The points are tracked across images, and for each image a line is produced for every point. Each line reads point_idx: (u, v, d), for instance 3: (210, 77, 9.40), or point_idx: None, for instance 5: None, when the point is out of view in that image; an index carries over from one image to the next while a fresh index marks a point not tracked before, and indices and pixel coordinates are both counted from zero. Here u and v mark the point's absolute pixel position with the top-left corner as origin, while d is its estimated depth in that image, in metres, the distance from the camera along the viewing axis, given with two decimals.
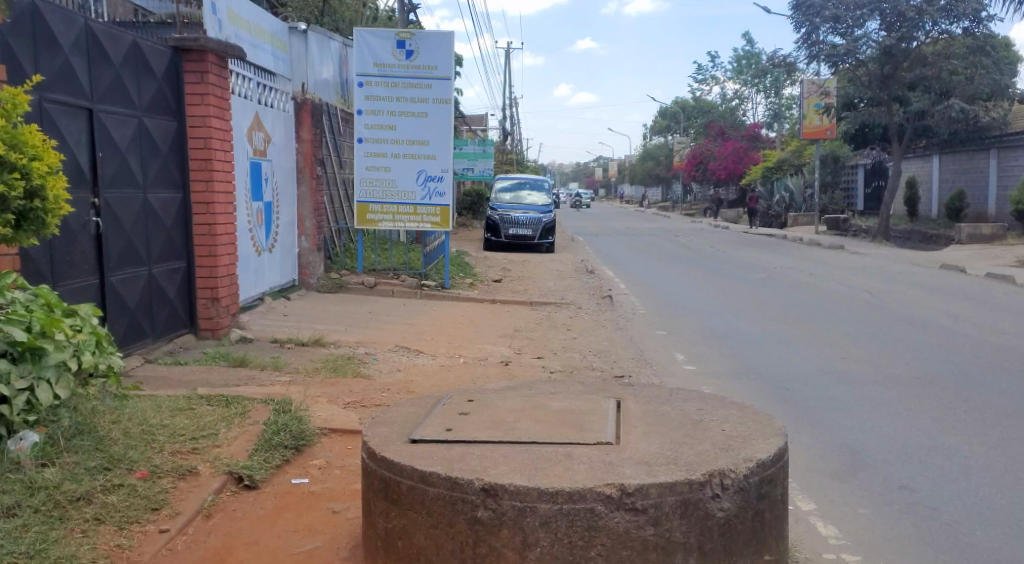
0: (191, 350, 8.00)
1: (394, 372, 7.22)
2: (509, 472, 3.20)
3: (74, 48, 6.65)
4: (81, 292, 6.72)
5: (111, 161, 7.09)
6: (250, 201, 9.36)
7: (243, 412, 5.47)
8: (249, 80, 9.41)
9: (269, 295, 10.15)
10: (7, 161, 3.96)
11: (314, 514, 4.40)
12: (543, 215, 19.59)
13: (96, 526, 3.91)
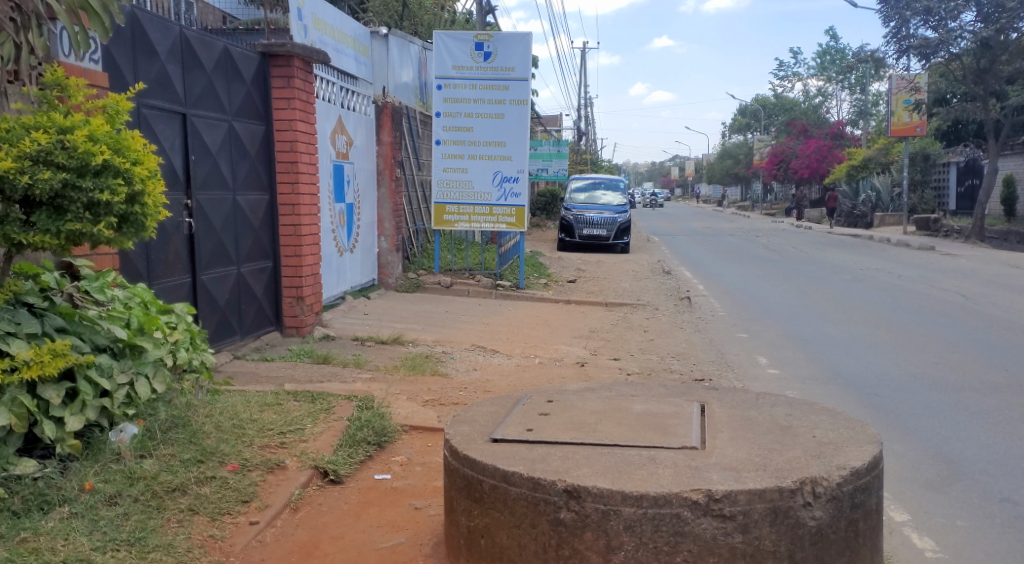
0: (277, 347, 8.22)
1: (472, 371, 7.29)
2: (592, 474, 3.20)
3: (169, 56, 6.91)
4: (174, 290, 6.98)
5: (203, 164, 7.34)
6: (333, 202, 9.56)
7: (327, 407, 5.60)
8: (332, 84, 9.61)
9: (350, 294, 10.35)
10: (112, 166, 4.15)
11: (397, 510, 4.47)
12: (620, 215, 19.48)
13: (190, 517, 4.06)
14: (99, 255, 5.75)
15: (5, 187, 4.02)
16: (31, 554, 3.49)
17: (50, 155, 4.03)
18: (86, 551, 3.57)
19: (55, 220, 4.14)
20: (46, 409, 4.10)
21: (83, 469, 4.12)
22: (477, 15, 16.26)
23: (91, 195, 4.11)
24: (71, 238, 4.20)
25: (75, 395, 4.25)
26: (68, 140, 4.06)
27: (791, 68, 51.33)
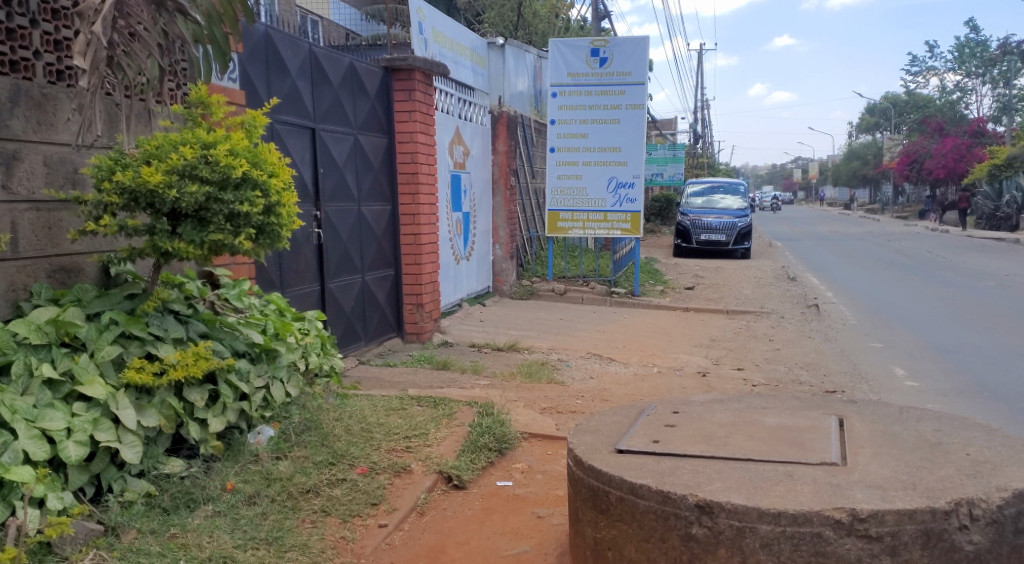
0: (399, 352, 8.41)
1: (588, 380, 7.22)
2: (725, 489, 3.13)
3: (300, 72, 7.19)
4: (304, 298, 7.25)
5: (331, 176, 7.59)
6: (450, 211, 9.70)
7: (450, 413, 5.68)
8: (450, 95, 9.77)
9: (467, 301, 10.49)
10: (250, 178, 4.37)
11: (520, 518, 4.49)
12: (740, 219, 19.04)
13: (323, 518, 4.19)
14: (237, 264, 6.13)
15: (156, 201, 4.26)
16: (180, 549, 3.68)
17: (195, 169, 4.25)
18: (229, 549, 3.73)
19: (199, 231, 4.37)
20: (191, 411, 4.32)
21: (225, 469, 4.31)
22: (592, 21, 16.25)
23: (232, 207, 4.33)
24: (213, 248, 4.43)
25: (216, 398, 4.46)
26: (211, 154, 4.27)
27: (923, 63, 48.95)
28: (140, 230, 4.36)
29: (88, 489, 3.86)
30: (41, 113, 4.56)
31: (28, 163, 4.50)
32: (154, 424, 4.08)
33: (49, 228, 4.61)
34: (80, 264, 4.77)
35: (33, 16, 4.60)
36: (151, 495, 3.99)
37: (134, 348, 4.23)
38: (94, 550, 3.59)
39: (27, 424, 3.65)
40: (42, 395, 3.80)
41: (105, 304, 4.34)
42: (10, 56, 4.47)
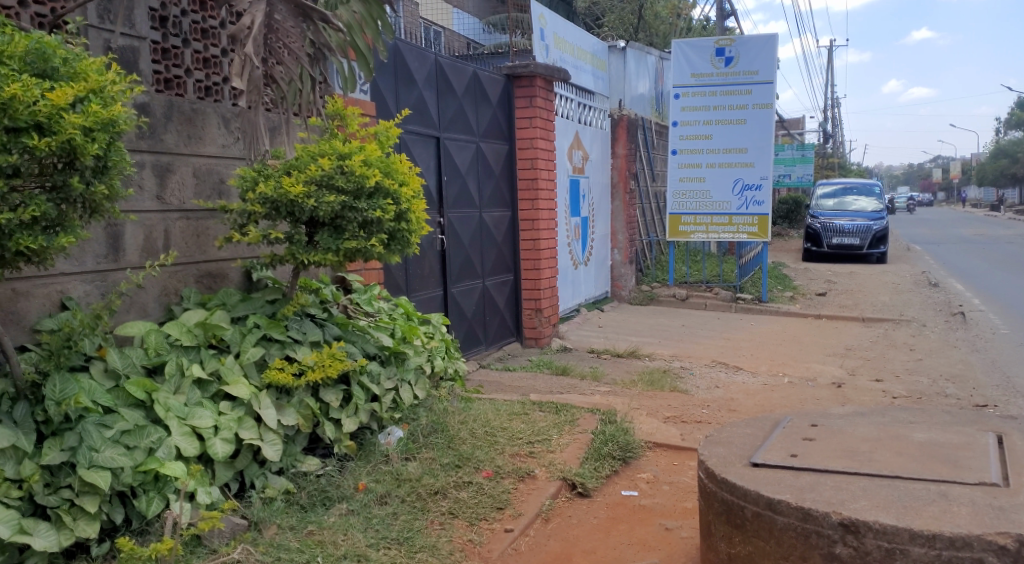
0: (518, 357, 8.47)
1: (714, 389, 7.05)
2: (872, 507, 2.99)
3: (426, 82, 7.35)
4: (429, 302, 7.41)
5: (455, 183, 7.72)
6: (569, 216, 9.69)
7: (572, 419, 5.66)
8: (571, 100, 9.77)
9: (585, 306, 10.46)
10: (383, 187, 4.57)
11: (647, 529, 4.43)
12: (875, 222, 18.29)
13: (451, 520, 4.25)
14: (368, 270, 6.35)
15: (295, 209, 4.48)
16: (316, 546, 3.78)
17: (331, 178, 4.47)
18: (363, 547, 3.82)
19: (335, 238, 4.56)
20: (327, 411, 4.51)
21: (358, 469, 4.46)
22: (716, 21, 15.94)
23: (366, 215, 4.51)
24: (348, 256, 4.61)
25: (349, 399, 4.65)
26: (346, 165, 4.49)
27: None
28: (280, 238, 4.58)
29: (232, 485, 4.04)
30: (192, 128, 4.82)
31: (179, 175, 4.76)
32: (292, 423, 4.27)
33: (197, 236, 4.89)
34: (225, 270, 5.07)
35: (185, 36, 4.86)
36: (290, 492, 4.17)
37: (275, 350, 4.44)
38: (241, 544, 3.72)
39: (179, 421, 3.85)
40: (192, 394, 4.01)
41: (248, 308, 4.62)
42: (165, 74, 4.74)
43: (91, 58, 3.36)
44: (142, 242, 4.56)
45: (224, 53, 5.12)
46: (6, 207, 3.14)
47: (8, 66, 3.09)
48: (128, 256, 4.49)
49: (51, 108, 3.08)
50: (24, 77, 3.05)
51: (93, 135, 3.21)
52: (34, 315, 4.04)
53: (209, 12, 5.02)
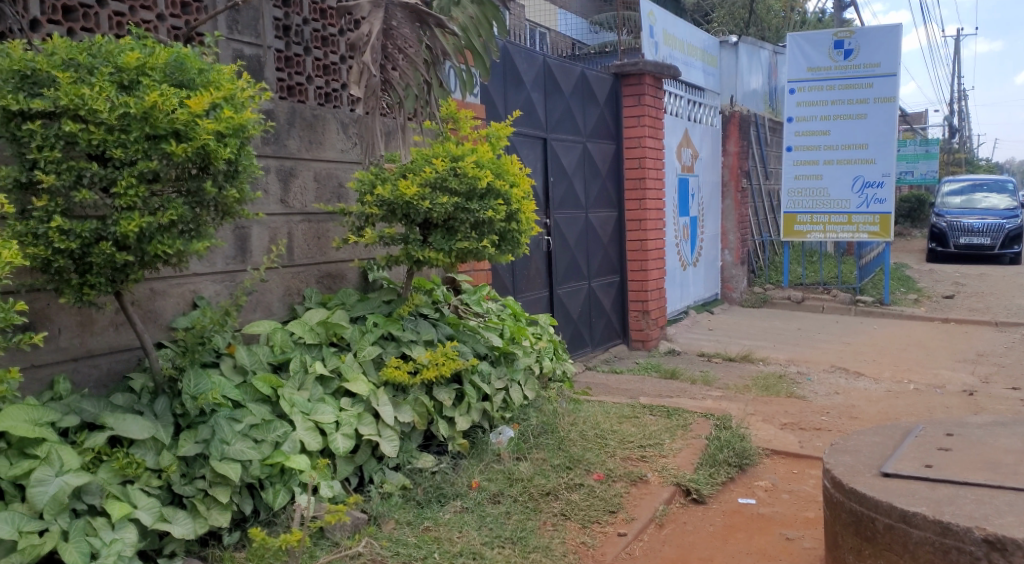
0: (625, 359, 8.38)
1: (833, 396, 6.80)
2: (1019, 523, 2.83)
3: (534, 84, 7.37)
4: (535, 303, 7.42)
5: (561, 184, 7.72)
6: (677, 216, 9.55)
7: (685, 424, 5.56)
8: (680, 98, 9.62)
9: (694, 308, 10.29)
10: (494, 189, 4.65)
11: (767, 539, 4.30)
12: (1007, 221, 17.32)
13: (563, 522, 4.22)
14: (476, 270, 6.44)
15: (410, 211, 4.60)
16: (433, 542, 3.84)
17: (445, 181, 4.57)
18: (477, 546, 3.84)
19: (447, 240, 4.66)
20: (440, 409, 4.63)
21: (471, 467, 4.55)
22: (834, 12, 15.42)
23: (478, 216, 4.60)
24: (460, 256, 4.70)
25: (461, 397, 4.76)
26: (459, 167, 4.58)
27: None
28: (396, 239, 4.71)
29: (353, 479, 4.17)
30: (313, 133, 4.98)
31: (301, 179, 4.93)
32: (408, 419, 4.42)
33: (317, 238, 5.07)
34: (343, 271, 5.27)
35: (307, 44, 5.01)
36: (406, 488, 4.27)
37: (391, 349, 4.62)
38: (366, 538, 3.80)
39: (303, 416, 4.00)
40: (315, 390, 4.17)
41: (366, 308, 4.82)
42: (288, 81, 4.88)
43: (222, 67, 3.51)
44: (267, 243, 4.73)
45: (343, 59, 5.27)
46: (147, 211, 3.29)
47: (151, 77, 3.27)
48: (253, 257, 4.66)
49: (188, 116, 3.23)
50: (164, 87, 3.21)
51: (225, 141, 3.36)
52: (169, 313, 4.23)
53: (329, 20, 5.17)
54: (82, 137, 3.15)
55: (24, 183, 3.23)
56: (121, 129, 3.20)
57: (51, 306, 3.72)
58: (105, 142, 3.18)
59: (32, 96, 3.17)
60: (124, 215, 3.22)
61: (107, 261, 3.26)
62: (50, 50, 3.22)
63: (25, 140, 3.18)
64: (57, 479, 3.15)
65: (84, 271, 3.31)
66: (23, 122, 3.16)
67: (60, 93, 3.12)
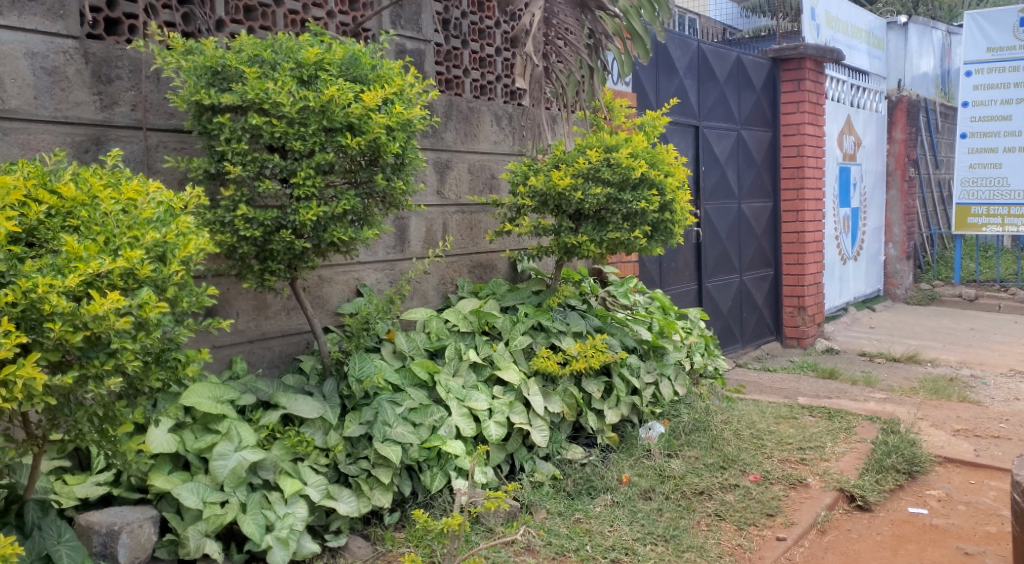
0: (778, 356, 8.10)
1: (1013, 402, 6.32)
2: None
3: (688, 71, 7.21)
4: (683, 297, 7.27)
5: (713, 173, 7.52)
6: (838, 207, 9.12)
7: (848, 427, 5.32)
8: (843, 82, 9.19)
9: (853, 305, 9.82)
10: (648, 179, 4.61)
11: (942, 552, 4.05)
12: None
13: (718, 522, 4.11)
14: (622, 262, 6.40)
15: (563, 202, 4.64)
16: (585, 535, 3.83)
17: (598, 172, 4.57)
18: (629, 541, 3.80)
19: (599, 231, 4.67)
20: (589, 401, 4.67)
21: (620, 461, 4.52)
22: None
23: (630, 207, 4.56)
24: (611, 247, 4.69)
25: (611, 390, 4.79)
26: (612, 157, 4.56)
27: None
28: (548, 230, 4.80)
29: (504, 466, 4.24)
30: (468, 126, 5.08)
31: (456, 171, 5.04)
32: (558, 410, 4.46)
33: (471, 229, 5.18)
34: (495, 261, 5.36)
35: (464, 37, 5.08)
36: (557, 478, 4.30)
37: (541, 339, 4.70)
38: (524, 526, 3.87)
39: (457, 403, 4.10)
40: (468, 377, 4.28)
41: (516, 298, 4.94)
42: (446, 75, 4.98)
43: (391, 64, 3.68)
44: (424, 234, 4.86)
45: (498, 51, 5.32)
46: (321, 202, 3.47)
47: (327, 72, 3.44)
48: (412, 247, 4.79)
49: (361, 110, 3.41)
50: (339, 82, 3.40)
51: (393, 135, 3.53)
52: (336, 299, 4.40)
53: (486, 13, 5.22)
54: (265, 129, 3.35)
55: (213, 174, 3.47)
56: (300, 122, 3.39)
57: (231, 291, 3.94)
58: (286, 134, 3.38)
59: (222, 91, 3.38)
60: (301, 204, 3.41)
61: (286, 249, 3.47)
62: (238, 47, 3.41)
63: (215, 133, 3.42)
64: (236, 454, 3.34)
65: (265, 258, 3.53)
66: (213, 116, 3.39)
67: (247, 88, 3.31)
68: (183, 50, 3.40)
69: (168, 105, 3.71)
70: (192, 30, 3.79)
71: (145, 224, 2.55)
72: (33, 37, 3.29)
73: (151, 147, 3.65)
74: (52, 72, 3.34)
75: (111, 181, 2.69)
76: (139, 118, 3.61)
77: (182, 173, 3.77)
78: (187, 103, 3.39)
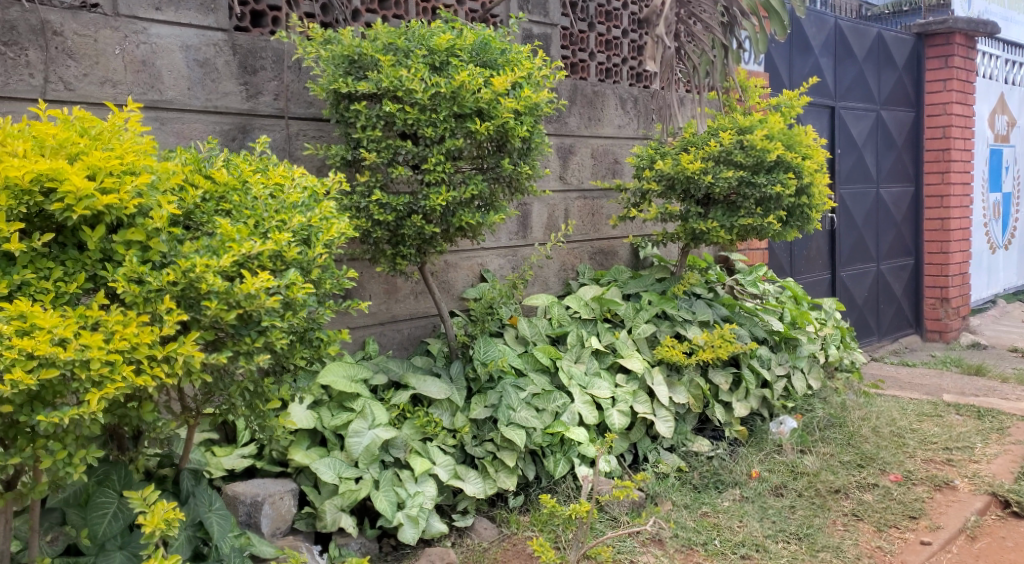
0: (918, 350, 7.69)
1: None
2: None
3: (824, 49, 6.92)
4: (816, 286, 6.99)
5: (850, 156, 7.20)
6: (987, 192, 8.56)
7: (999, 428, 5.01)
8: (996, 58, 8.59)
9: (1001, 297, 9.25)
10: (784, 161, 4.44)
11: None
12: None
13: (855, 522, 3.92)
14: (751, 249, 6.21)
15: (692, 185, 4.53)
16: (713, 529, 3.74)
17: (731, 155, 4.43)
18: (760, 537, 3.68)
19: (729, 216, 4.53)
20: (717, 392, 4.57)
21: (749, 455, 4.38)
22: None
23: (764, 190, 4.40)
24: (742, 233, 4.55)
25: (739, 382, 4.67)
26: (745, 140, 4.42)
27: None
28: (675, 215, 4.69)
29: (628, 456, 4.20)
30: (593, 110, 5.02)
31: (580, 156, 4.99)
32: (684, 401, 4.40)
33: (593, 215, 5.13)
34: (616, 247, 5.31)
35: (591, 20, 5.01)
36: (683, 470, 4.22)
37: (665, 328, 4.63)
38: (652, 517, 3.80)
39: (580, 390, 4.07)
40: (591, 364, 4.25)
41: (639, 285, 4.87)
42: (572, 59, 4.92)
43: (521, 47, 3.67)
44: (546, 220, 4.85)
45: (625, 33, 5.23)
46: (452, 187, 3.51)
47: (459, 59, 3.46)
48: (535, 233, 4.79)
49: (491, 95, 3.42)
50: (470, 67, 3.41)
51: (522, 120, 3.53)
52: (461, 284, 4.44)
53: None
54: (399, 116, 3.39)
55: (350, 161, 3.54)
56: (432, 108, 3.43)
57: (364, 273, 4.03)
58: (418, 121, 3.42)
59: (359, 79, 3.44)
60: (432, 190, 3.45)
61: (417, 235, 3.53)
62: (374, 36, 3.47)
63: (352, 121, 3.48)
64: (370, 431, 3.43)
65: (397, 243, 3.59)
66: (350, 104, 3.45)
67: (382, 76, 3.36)
68: (323, 40, 3.47)
69: (308, 94, 3.82)
70: (330, 20, 3.87)
71: (291, 208, 2.65)
72: (187, 31, 3.43)
73: (292, 135, 3.77)
74: (204, 64, 3.48)
75: (260, 167, 2.79)
76: (281, 107, 3.73)
77: (321, 160, 3.87)
78: (327, 92, 3.47)
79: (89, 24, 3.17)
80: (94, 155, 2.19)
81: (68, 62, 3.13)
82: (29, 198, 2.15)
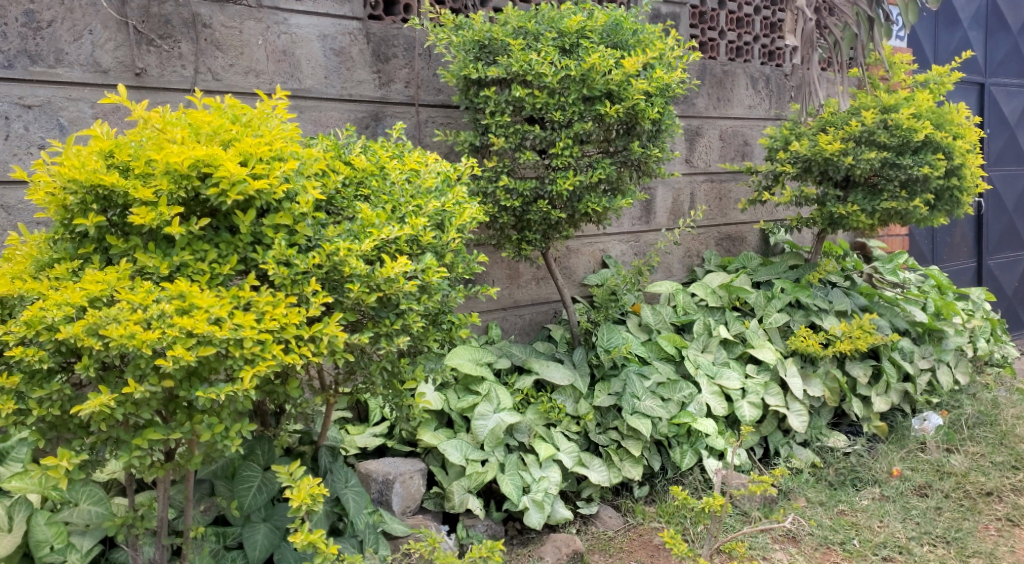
0: None
1: None
2: None
3: (973, 22, 6.48)
4: (959, 275, 6.58)
5: (1000, 136, 6.72)
6: None
7: None
8: None
9: None
10: (933, 141, 4.17)
11: None
12: None
13: (1010, 528, 3.65)
14: (890, 235, 5.90)
15: (830, 167, 4.31)
16: (852, 528, 3.56)
17: (873, 135, 4.20)
18: (903, 539, 3.48)
19: (870, 200, 4.29)
20: (854, 386, 4.35)
21: (890, 453, 4.15)
22: None
23: (910, 172, 4.14)
24: (884, 218, 4.31)
25: (879, 375, 4.44)
26: (890, 119, 4.17)
27: None
28: (811, 199, 4.45)
29: (758, 450, 4.05)
30: (722, 90, 4.85)
31: (707, 138, 4.84)
32: (819, 394, 4.21)
33: (720, 199, 4.98)
34: (745, 233, 5.13)
35: None
36: (817, 466, 4.05)
37: (799, 317, 4.44)
38: (789, 513, 3.65)
39: (708, 380, 3.94)
40: (719, 353, 4.11)
41: (770, 272, 4.69)
42: (701, 37, 4.75)
43: (653, 27, 3.58)
44: (671, 205, 4.72)
45: (758, 10, 5.02)
46: (580, 172, 3.46)
47: (590, 40, 3.40)
48: (659, 218, 4.68)
49: (622, 76, 3.34)
50: (601, 49, 3.33)
51: (652, 101, 3.43)
52: (583, 270, 4.38)
53: None
54: (528, 101, 3.35)
55: (478, 146, 3.53)
56: (560, 92, 3.37)
57: (489, 258, 4.02)
58: (547, 105, 3.37)
59: (489, 64, 3.41)
60: (559, 174, 3.41)
61: (543, 220, 3.50)
62: (504, 20, 3.43)
63: (481, 106, 3.47)
64: (495, 415, 3.41)
65: (522, 228, 3.58)
66: (479, 90, 3.44)
67: (512, 60, 3.32)
68: (454, 26, 3.46)
69: (437, 81, 3.83)
70: (458, 6, 3.85)
71: (426, 193, 2.66)
72: (324, 20, 3.49)
73: (422, 122, 3.79)
74: (340, 53, 3.53)
75: (396, 153, 2.82)
76: (411, 94, 3.75)
77: (449, 146, 3.88)
78: (457, 78, 3.46)
79: (235, 16, 3.27)
80: (246, 141, 2.26)
81: (215, 53, 3.24)
82: (188, 182, 2.23)
